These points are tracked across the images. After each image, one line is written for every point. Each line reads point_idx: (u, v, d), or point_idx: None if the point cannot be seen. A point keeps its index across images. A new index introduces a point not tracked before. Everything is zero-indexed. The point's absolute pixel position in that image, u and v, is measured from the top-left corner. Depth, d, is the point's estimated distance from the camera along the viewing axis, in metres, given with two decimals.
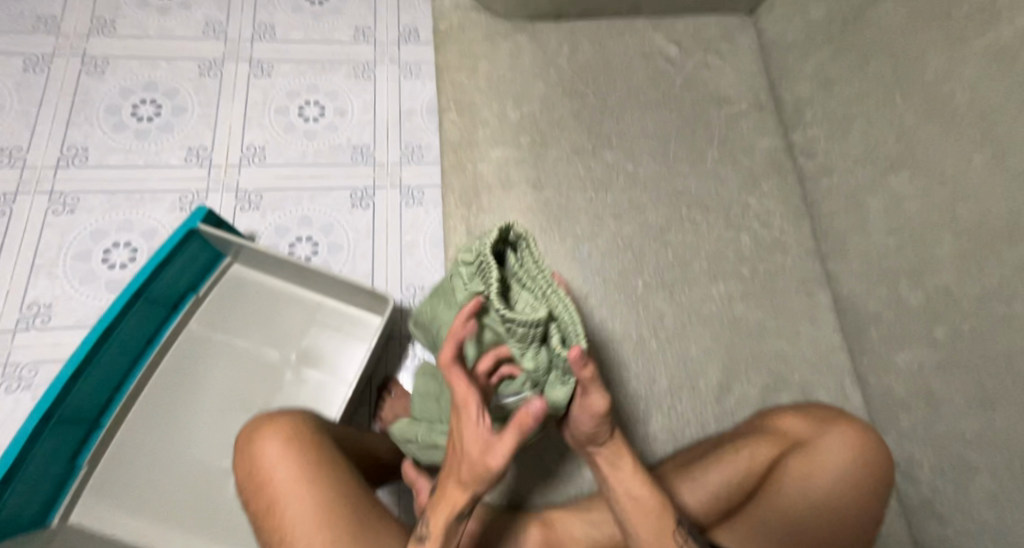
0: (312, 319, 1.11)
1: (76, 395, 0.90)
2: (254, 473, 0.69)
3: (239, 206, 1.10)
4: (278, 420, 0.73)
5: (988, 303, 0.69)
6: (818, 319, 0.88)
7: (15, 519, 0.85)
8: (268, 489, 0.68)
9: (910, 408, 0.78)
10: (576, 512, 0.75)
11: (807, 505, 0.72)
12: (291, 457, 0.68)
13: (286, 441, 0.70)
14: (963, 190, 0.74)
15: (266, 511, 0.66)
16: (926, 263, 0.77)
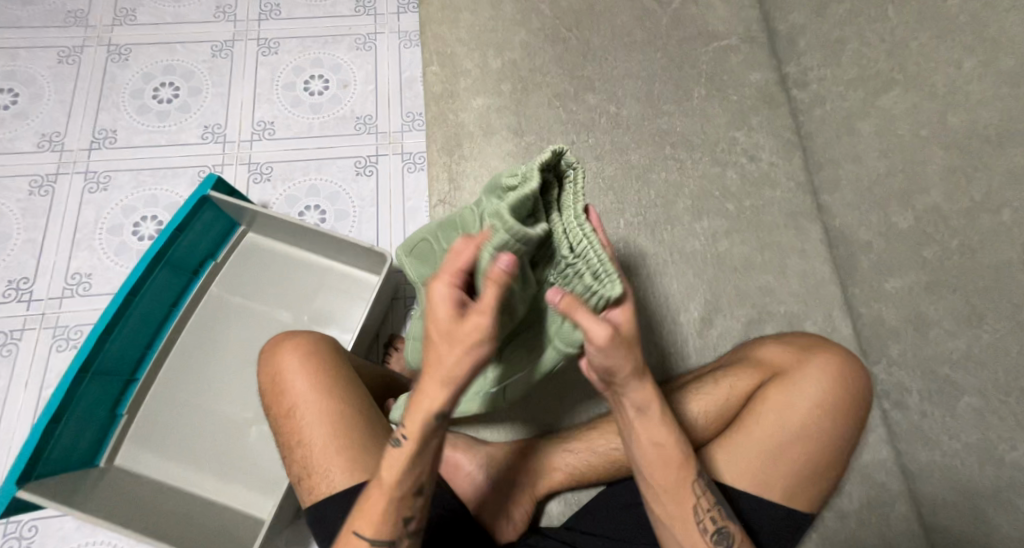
0: (323, 282, 1.16)
1: (110, 350, 1.01)
2: (276, 381, 0.85)
3: (251, 178, 1.16)
4: (296, 339, 0.88)
5: (975, 218, 0.69)
6: (807, 253, 0.91)
7: (63, 458, 0.96)
8: (287, 396, 0.84)
9: (901, 336, 0.81)
10: (558, 441, 0.83)
11: (782, 429, 0.73)
12: (306, 370, 0.84)
13: (303, 356, 0.86)
14: (952, 98, 0.72)
15: (285, 412, 0.83)
16: (915, 182, 0.77)
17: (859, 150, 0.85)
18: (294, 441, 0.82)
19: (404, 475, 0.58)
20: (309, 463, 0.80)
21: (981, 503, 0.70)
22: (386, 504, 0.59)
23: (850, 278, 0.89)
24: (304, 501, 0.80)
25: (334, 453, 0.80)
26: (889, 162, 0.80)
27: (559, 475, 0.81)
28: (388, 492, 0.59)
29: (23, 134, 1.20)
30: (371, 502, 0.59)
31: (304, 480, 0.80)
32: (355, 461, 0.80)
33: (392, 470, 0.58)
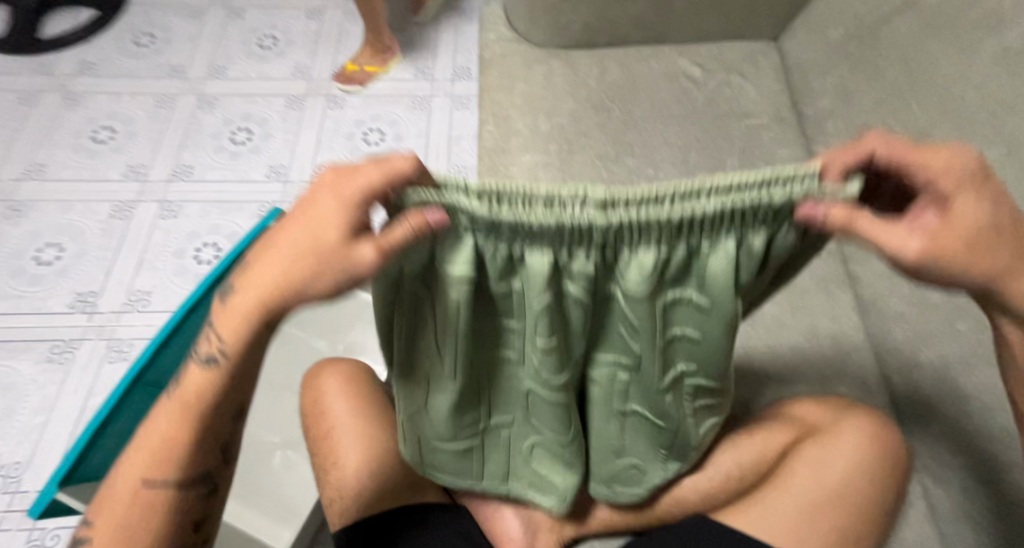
0: (358, 314, 1.19)
1: (163, 363, 1.03)
2: (316, 402, 0.84)
3: None
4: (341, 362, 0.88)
5: None
6: (839, 318, 0.91)
7: (102, 466, 0.97)
8: (326, 418, 0.83)
9: (942, 407, 0.78)
10: (588, 483, 0.81)
11: (827, 488, 0.72)
12: (348, 393, 0.84)
13: (346, 379, 0.85)
14: None
15: (323, 433, 0.82)
16: None
17: None
18: (329, 462, 0.79)
19: (208, 388, 0.51)
20: (340, 486, 0.76)
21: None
22: (181, 426, 0.52)
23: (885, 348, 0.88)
24: (332, 527, 0.75)
25: (367, 476, 0.76)
26: None
27: (590, 519, 0.78)
28: (190, 408, 0.52)
29: (113, 165, 1.34)
30: (174, 415, 0.52)
31: (333, 504, 0.76)
32: (389, 481, 0.77)
33: (196, 382, 0.51)
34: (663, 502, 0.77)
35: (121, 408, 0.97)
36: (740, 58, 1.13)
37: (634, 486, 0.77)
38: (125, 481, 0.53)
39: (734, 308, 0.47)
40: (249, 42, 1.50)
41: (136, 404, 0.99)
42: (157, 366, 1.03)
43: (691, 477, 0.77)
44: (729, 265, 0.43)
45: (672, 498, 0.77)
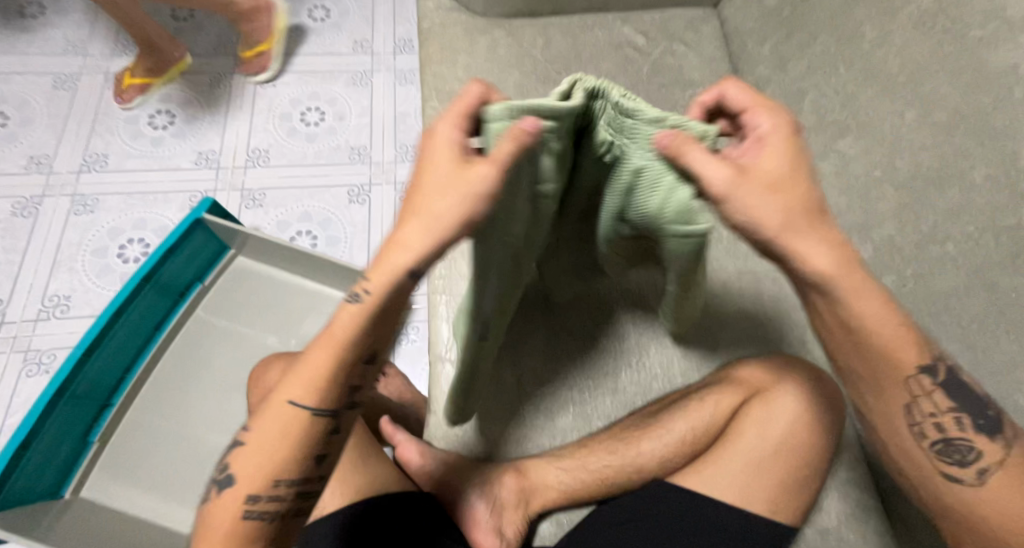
0: (311, 307, 1.18)
1: (88, 374, 1.04)
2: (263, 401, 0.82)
3: (244, 203, 1.20)
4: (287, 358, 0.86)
5: (925, 249, 0.79)
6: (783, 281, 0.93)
7: (34, 480, 0.99)
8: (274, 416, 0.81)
9: None
10: (550, 457, 0.83)
11: (764, 445, 0.79)
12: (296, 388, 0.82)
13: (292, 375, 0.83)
14: (896, 146, 0.83)
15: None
16: (871, 218, 0.86)
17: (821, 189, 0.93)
18: None
19: (346, 328, 0.59)
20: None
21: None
22: (318, 358, 0.60)
23: None
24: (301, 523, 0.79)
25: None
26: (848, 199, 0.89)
27: (552, 493, 0.82)
28: (331, 346, 0.60)
29: (12, 156, 1.23)
30: (319, 355, 0.61)
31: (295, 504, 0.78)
32: (348, 479, 0.81)
33: (343, 322, 0.59)
34: (622, 470, 0.81)
35: (46, 422, 0.98)
36: (681, 26, 1.14)
37: (596, 459, 0.81)
38: (279, 398, 0.62)
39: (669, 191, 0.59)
40: (159, 11, 1.38)
41: (61, 416, 1.00)
42: (82, 377, 1.03)
43: (645, 446, 0.82)
44: (648, 154, 0.58)
45: (630, 465, 0.81)
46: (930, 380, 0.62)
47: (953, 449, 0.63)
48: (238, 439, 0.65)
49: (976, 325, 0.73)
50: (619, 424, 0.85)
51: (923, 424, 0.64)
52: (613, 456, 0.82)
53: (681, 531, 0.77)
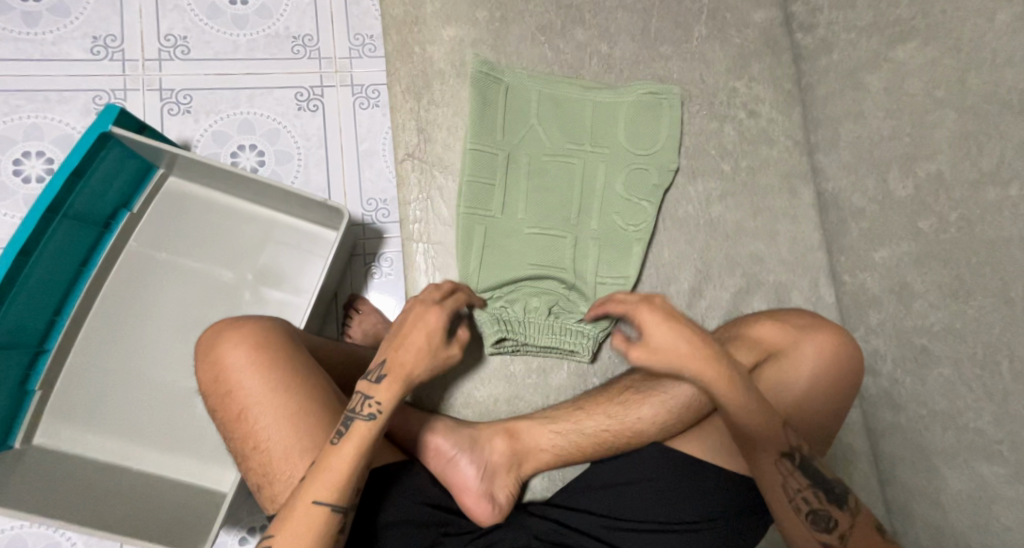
0: (267, 235, 1.07)
1: (8, 320, 0.90)
2: (220, 381, 0.68)
3: (167, 109, 1.03)
4: (244, 326, 0.70)
5: (979, 190, 0.62)
6: (798, 219, 0.83)
7: None
8: (237, 396, 0.67)
9: (879, 305, 0.77)
10: (542, 420, 0.77)
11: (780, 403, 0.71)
12: (260, 367, 0.67)
13: (253, 348, 0.68)
14: (977, 53, 0.61)
15: (235, 415, 0.67)
16: (921, 148, 0.68)
17: (863, 107, 0.75)
18: (247, 447, 0.67)
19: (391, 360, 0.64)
20: (269, 470, 0.66)
21: (938, 462, 0.71)
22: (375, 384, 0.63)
23: (837, 244, 0.81)
24: (268, 508, 0.67)
25: (298, 459, 0.66)
26: (894, 123, 0.71)
27: (545, 456, 0.76)
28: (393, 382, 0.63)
29: None
30: (393, 372, 0.63)
31: (264, 486, 0.67)
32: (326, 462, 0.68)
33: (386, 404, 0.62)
34: (619, 437, 0.74)
35: None
36: None
37: (592, 422, 0.75)
38: (304, 502, 0.57)
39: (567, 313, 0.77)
40: None
41: None
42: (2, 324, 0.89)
43: (645, 411, 0.74)
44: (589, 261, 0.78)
45: (629, 430, 0.74)
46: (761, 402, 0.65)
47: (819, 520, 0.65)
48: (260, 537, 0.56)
49: (1021, 280, 0.59)
50: (617, 386, 0.77)
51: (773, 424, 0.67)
52: (609, 421, 0.75)
53: (689, 494, 0.70)
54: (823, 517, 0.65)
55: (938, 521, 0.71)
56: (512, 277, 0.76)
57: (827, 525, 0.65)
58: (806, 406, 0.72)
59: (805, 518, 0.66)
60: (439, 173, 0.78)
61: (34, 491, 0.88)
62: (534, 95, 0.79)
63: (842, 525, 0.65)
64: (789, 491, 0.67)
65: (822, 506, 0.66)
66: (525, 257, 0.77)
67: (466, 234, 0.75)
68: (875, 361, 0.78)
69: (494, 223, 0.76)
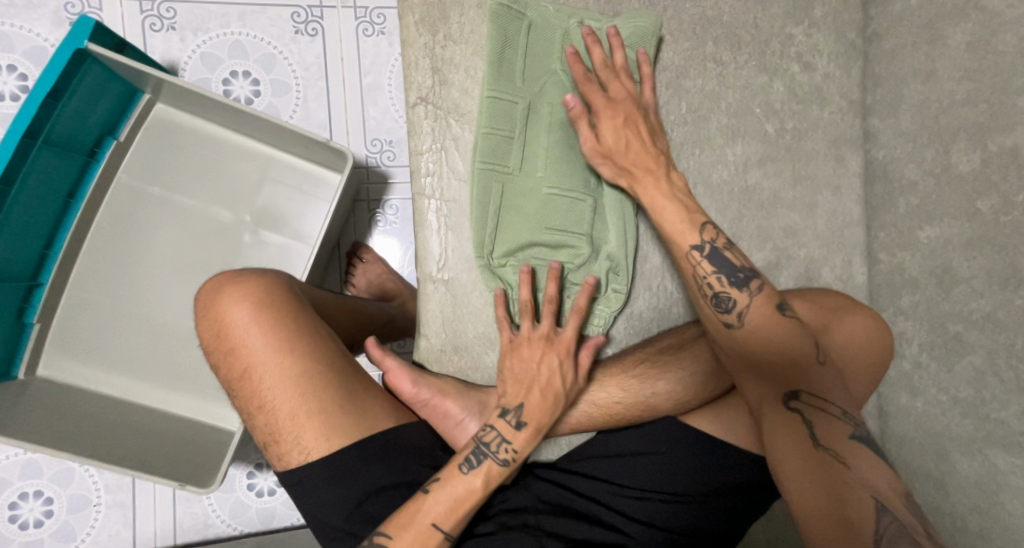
0: (266, 173, 1.06)
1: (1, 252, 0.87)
2: (221, 337, 0.64)
3: (148, 24, 1.01)
4: (244, 282, 0.65)
5: None
6: (841, 191, 0.76)
7: None
8: (241, 355, 0.63)
9: (915, 288, 0.70)
10: None
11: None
12: (265, 323, 0.63)
13: (255, 305, 0.63)
14: None
15: (239, 374, 0.63)
16: (998, 117, 0.60)
17: (937, 66, 0.66)
18: (253, 406, 0.62)
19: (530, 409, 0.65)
20: (275, 430, 0.62)
21: (949, 448, 0.67)
22: (510, 427, 0.64)
23: (878, 220, 0.75)
24: (276, 465, 0.63)
25: (306, 420, 0.61)
26: (972, 86, 0.62)
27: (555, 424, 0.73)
28: (527, 431, 0.65)
29: None
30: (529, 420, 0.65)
31: (271, 446, 0.62)
32: (335, 420, 0.62)
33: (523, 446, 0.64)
34: (632, 409, 0.71)
35: None
36: None
37: (607, 394, 0.71)
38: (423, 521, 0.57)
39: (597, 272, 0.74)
40: None
41: None
42: None
43: (662, 386, 0.70)
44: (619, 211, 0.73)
45: (642, 403, 0.70)
46: (700, 253, 0.62)
47: (719, 301, 0.60)
48: (376, 535, 0.57)
49: None
50: (633, 357, 0.73)
51: (710, 283, 0.61)
52: (623, 394, 0.71)
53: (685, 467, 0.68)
54: (723, 300, 0.60)
55: (937, 503, 0.69)
56: (526, 244, 0.72)
57: (727, 306, 0.60)
58: (858, 388, 0.66)
59: (708, 297, 0.61)
60: (455, 121, 0.69)
61: (39, 420, 0.88)
62: (562, 33, 0.70)
63: (741, 303, 0.59)
64: (695, 267, 0.62)
65: (724, 288, 0.61)
66: (541, 220, 0.72)
67: (480, 194, 0.70)
68: (900, 344, 0.73)
69: (511, 182, 0.71)
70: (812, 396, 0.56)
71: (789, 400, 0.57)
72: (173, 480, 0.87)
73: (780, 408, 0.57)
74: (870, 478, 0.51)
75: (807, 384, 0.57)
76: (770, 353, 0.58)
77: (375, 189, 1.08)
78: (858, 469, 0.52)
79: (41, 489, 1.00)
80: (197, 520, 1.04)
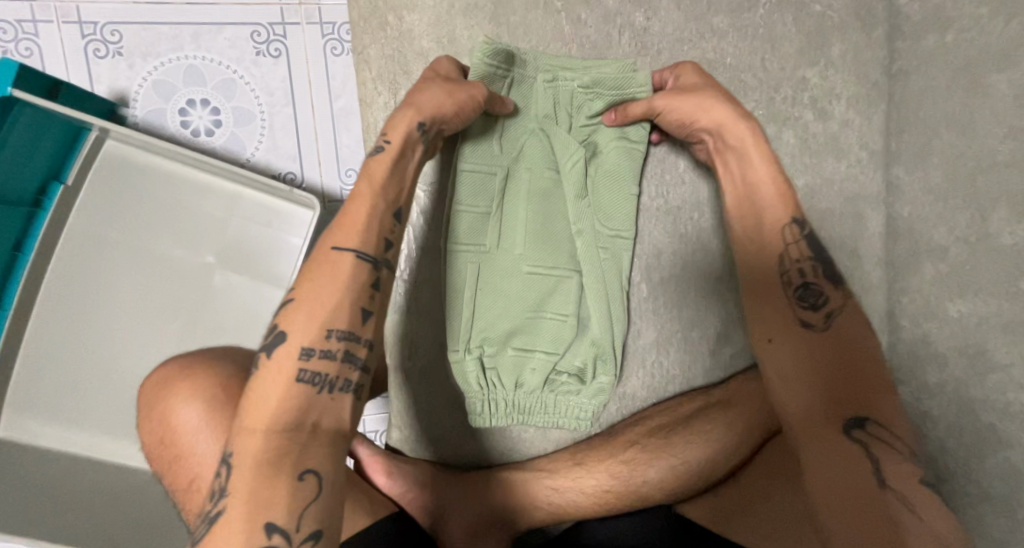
0: (232, 210, 0.99)
1: None
2: (168, 444, 0.57)
3: (92, 50, 0.92)
4: (198, 377, 0.58)
5: None
6: (858, 250, 0.68)
7: None
8: (189, 463, 0.55)
9: (943, 364, 0.63)
10: (540, 473, 0.67)
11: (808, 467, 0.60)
12: (216, 427, 0.55)
13: (208, 406, 0.56)
14: None
15: (187, 485, 0.55)
16: None
17: (976, 118, 0.57)
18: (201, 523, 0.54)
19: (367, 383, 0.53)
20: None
21: None
22: (300, 363, 0.49)
23: (901, 284, 0.67)
24: None
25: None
26: (1016, 146, 0.53)
27: (541, 514, 0.66)
28: (297, 347, 0.49)
29: None
30: (296, 329, 0.50)
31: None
32: None
33: (274, 395, 0.48)
34: (623, 498, 0.64)
35: None
36: None
37: (596, 481, 0.65)
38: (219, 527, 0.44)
39: (580, 355, 0.65)
40: None
41: None
42: None
43: (653, 476, 0.64)
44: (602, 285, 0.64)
45: (635, 492, 0.64)
46: (797, 233, 0.59)
47: (808, 294, 0.58)
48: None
49: None
50: (622, 439, 0.67)
51: (789, 272, 0.59)
52: (614, 482, 0.64)
53: None
54: (813, 292, 0.58)
55: None
56: (499, 333, 0.64)
57: (812, 300, 0.58)
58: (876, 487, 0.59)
59: (794, 293, 0.58)
60: None
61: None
62: (535, 87, 0.62)
63: (834, 306, 0.57)
64: (786, 249, 0.59)
65: (816, 280, 0.58)
66: (518, 302, 0.64)
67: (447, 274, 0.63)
68: None
69: (486, 260, 0.63)
70: (878, 427, 0.52)
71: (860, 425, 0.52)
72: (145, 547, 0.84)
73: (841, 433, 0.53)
74: (935, 524, 0.48)
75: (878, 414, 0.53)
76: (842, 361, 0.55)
77: None
78: (929, 522, 0.48)
79: None
80: None
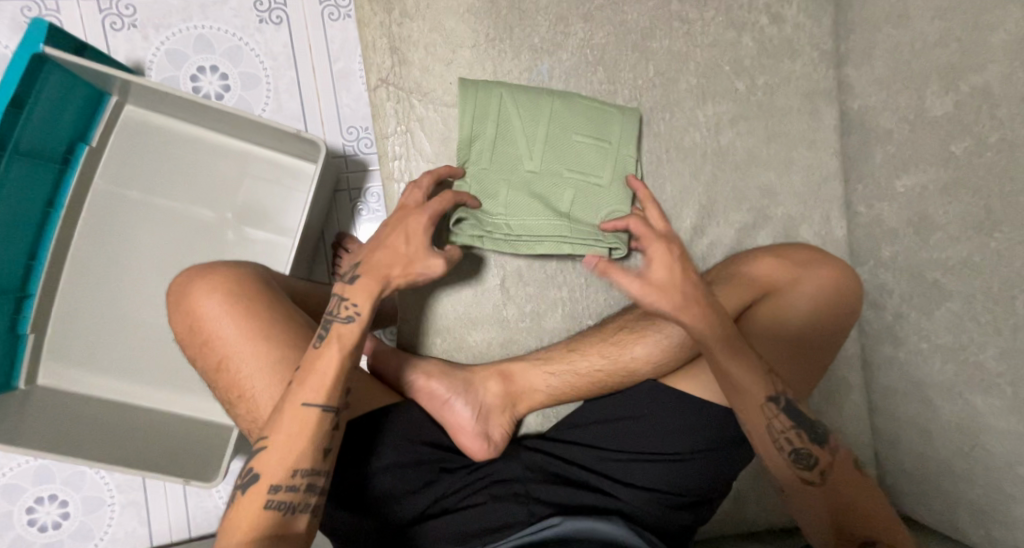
0: (242, 169, 1.05)
1: None
2: (192, 331, 0.58)
3: (109, 23, 1.00)
4: (217, 272, 0.60)
5: None
6: (816, 144, 0.75)
7: None
8: (215, 346, 0.58)
9: (895, 238, 0.69)
10: (537, 360, 0.73)
11: (777, 344, 0.64)
12: (238, 313, 0.58)
13: (228, 296, 0.58)
14: None
15: (215, 366, 0.58)
16: (969, 56, 0.58)
17: (909, 7, 0.64)
18: (233, 397, 0.58)
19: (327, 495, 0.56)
20: (257, 416, 0.57)
21: (931, 394, 0.67)
22: (268, 496, 0.52)
23: (856, 172, 0.74)
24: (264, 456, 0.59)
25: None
26: (943, 26, 0.60)
27: (539, 396, 0.73)
28: (267, 483, 0.52)
29: None
30: (269, 465, 0.52)
31: (254, 433, 0.58)
32: None
33: (247, 518, 0.51)
34: (614, 376, 0.71)
35: None
36: None
37: (588, 362, 0.71)
38: (246, 497, 0.52)
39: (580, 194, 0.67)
40: None
41: None
42: None
43: (635, 351, 0.70)
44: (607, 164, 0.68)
45: (624, 368, 0.71)
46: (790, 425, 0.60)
47: (800, 456, 0.60)
48: (220, 523, 0.52)
49: None
50: (612, 325, 0.73)
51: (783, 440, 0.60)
52: (604, 361, 0.71)
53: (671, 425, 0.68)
54: (803, 456, 0.60)
55: (924, 450, 0.69)
56: (495, 162, 0.66)
57: (807, 461, 0.60)
58: (840, 343, 0.65)
59: (785, 455, 0.60)
60: (418, 102, 0.67)
61: (47, 431, 0.90)
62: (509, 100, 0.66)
63: (824, 462, 0.60)
64: (773, 421, 0.60)
65: (804, 444, 0.60)
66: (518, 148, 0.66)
67: (470, 112, 0.65)
68: (881, 296, 0.72)
69: (492, 112, 0.65)
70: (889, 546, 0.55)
71: (863, 543, 0.56)
72: (178, 476, 0.90)
73: (854, 544, 0.56)
74: None
75: (886, 537, 0.56)
76: (833, 506, 0.59)
77: (354, 176, 1.09)
78: None
79: (56, 493, 1.03)
80: (210, 513, 1.07)
